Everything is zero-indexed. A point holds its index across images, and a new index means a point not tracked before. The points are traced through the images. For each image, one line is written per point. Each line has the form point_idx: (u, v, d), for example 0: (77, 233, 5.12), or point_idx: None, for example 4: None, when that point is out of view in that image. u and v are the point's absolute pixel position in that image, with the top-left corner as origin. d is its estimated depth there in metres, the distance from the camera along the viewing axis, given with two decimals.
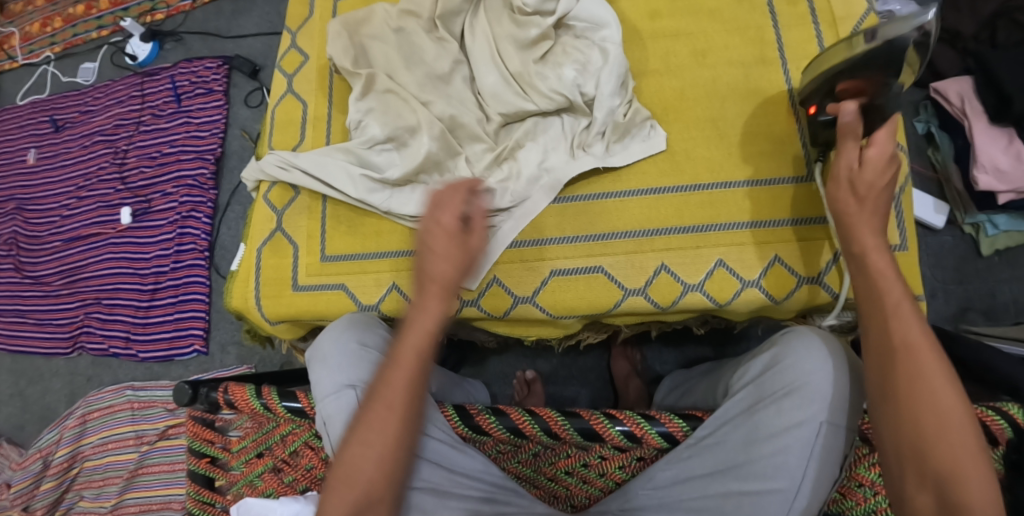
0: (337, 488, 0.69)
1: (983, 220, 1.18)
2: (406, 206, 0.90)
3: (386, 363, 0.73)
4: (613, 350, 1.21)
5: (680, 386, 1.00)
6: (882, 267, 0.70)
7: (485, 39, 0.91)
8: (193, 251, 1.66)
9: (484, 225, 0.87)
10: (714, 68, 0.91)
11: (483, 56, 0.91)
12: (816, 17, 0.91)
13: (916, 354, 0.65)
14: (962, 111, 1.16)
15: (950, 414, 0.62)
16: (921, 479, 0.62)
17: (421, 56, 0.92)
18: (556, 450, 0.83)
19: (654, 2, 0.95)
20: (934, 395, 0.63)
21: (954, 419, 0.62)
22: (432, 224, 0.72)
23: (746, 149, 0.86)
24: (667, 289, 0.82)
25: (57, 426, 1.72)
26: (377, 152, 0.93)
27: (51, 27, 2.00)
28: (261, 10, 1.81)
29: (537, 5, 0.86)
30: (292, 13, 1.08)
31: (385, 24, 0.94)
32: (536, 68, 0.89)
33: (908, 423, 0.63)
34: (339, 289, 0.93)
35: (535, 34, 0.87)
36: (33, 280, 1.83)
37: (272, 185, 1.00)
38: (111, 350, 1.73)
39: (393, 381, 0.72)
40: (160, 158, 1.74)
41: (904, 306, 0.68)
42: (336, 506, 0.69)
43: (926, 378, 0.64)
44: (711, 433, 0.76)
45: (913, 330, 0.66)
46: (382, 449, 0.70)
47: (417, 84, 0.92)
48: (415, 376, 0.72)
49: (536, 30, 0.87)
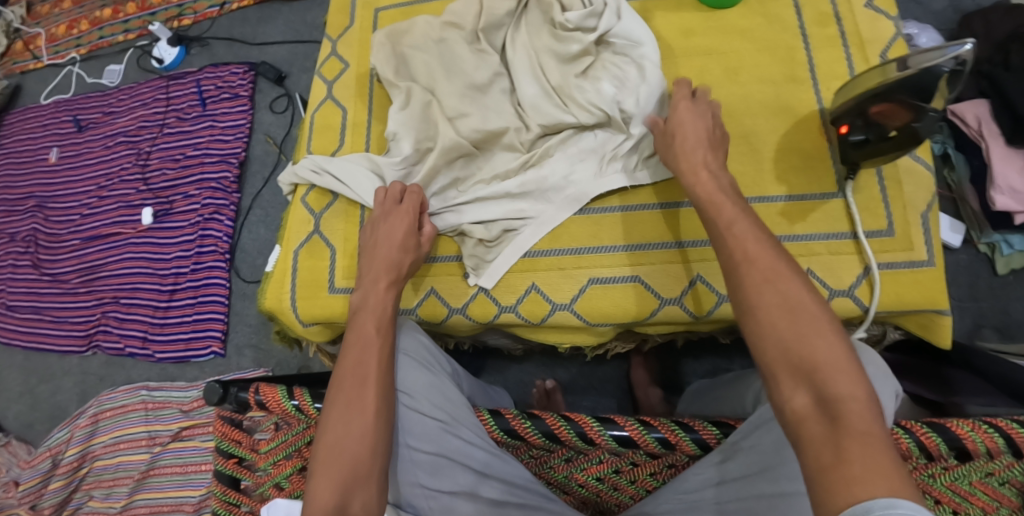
0: (325, 472, 0.70)
1: (999, 240, 1.20)
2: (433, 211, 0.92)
3: (357, 346, 0.79)
4: (632, 359, 1.22)
5: (704, 395, 1.02)
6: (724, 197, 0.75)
7: (525, 51, 0.93)
8: (213, 253, 1.68)
9: (506, 228, 0.90)
10: (747, 86, 0.92)
11: (523, 68, 0.92)
12: (846, 39, 0.93)
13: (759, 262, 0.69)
14: (978, 132, 1.17)
15: (803, 309, 0.65)
16: (792, 379, 0.62)
17: (460, 66, 0.94)
18: (590, 455, 0.84)
19: (689, 21, 0.97)
20: (785, 292, 0.66)
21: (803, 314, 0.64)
22: (381, 236, 0.88)
23: (778, 165, 0.88)
24: (702, 300, 0.84)
25: (68, 425, 1.72)
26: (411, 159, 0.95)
27: (78, 29, 2.04)
28: (286, 18, 1.83)
29: (579, 21, 0.89)
30: (331, 22, 1.11)
31: (426, 34, 0.96)
32: (575, 82, 0.91)
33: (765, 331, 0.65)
34: None
35: (576, 49, 0.90)
36: (51, 278, 1.85)
37: (310, 188, 1.02)
38: (127, 350, 1.73)
39: (363, 362, 0.78)
40: (183, 160, 1.76)
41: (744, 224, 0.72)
42: (322, 486, 0.69)
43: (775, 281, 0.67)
44: (744, 439, 0.77)
45: (752, 245, 0.71)
46: (365, 428, 0.72)
47: (457, 95, 0.93)
48: (387, 356, 0.78)
49: (576, 46, 0.90)
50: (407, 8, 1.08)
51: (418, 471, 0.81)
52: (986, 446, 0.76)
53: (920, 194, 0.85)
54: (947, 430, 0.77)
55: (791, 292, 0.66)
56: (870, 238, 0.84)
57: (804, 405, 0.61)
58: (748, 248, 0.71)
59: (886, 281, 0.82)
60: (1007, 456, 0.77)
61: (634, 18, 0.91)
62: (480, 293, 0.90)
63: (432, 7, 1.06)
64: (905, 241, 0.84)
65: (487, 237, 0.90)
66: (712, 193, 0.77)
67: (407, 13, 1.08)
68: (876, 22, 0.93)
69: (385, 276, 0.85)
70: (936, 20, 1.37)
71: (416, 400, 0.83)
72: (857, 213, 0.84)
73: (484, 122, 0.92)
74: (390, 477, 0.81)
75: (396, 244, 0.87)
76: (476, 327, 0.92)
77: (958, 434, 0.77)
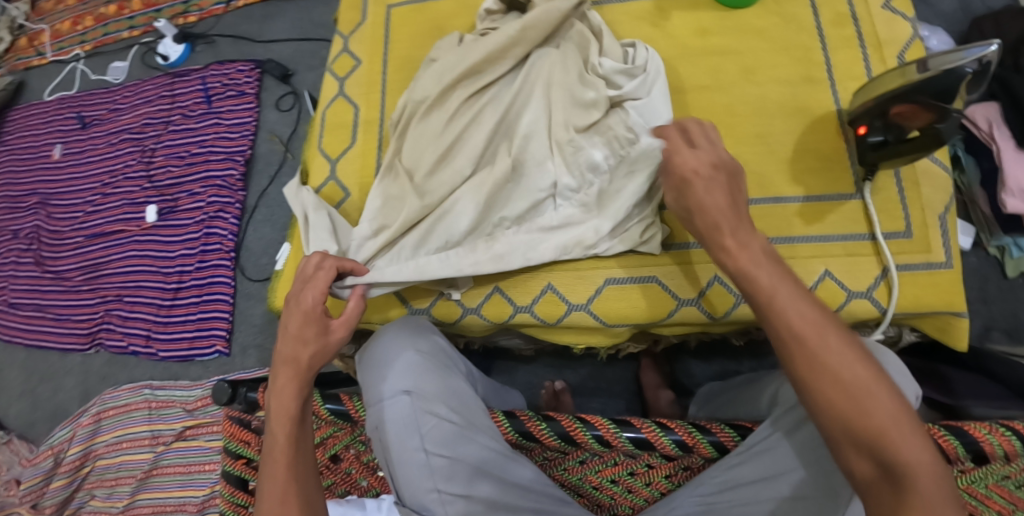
0: None
1: (1008, 243, 1.19)
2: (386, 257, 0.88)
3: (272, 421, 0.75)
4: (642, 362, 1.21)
5: (716, 398, 1.02)
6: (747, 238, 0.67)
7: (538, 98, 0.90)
8: (218, 251, 1.67)
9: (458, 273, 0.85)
10: (763, 86, 0.92)
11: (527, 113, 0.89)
12: (862, 40, 0.92)
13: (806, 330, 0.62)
14: (989, 135, 1.17)
15: (858, 381, 0.60)
16: (859, 452, 0.60)
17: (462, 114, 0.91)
18: (604, 458, 0.85)
19: (705, 21, 0.96)
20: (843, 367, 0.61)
21: (859, 385, 0.60)
22: (295, 299, 0.77)
23: (796, 167, 0.87)
24: (719, 301, 0.83)
25: (70, 424, 1.71)
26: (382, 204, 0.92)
27: (82, 26, 2.03)
28: (292, 16, 1.82)
29: (608, 72, 0.88)
30: (342, 19, 1.11)
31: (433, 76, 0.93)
32: (574, 136, 0.87)
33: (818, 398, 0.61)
34: (388, 291, 0.93)
35: (591, 96, 0.87)
36: (53, 275, 1.84)
37: (321, 185, 1.00)
38: (130, 348, 1.72)
39: (275, 476, 0.72)
40: (188, 158, 1.75)
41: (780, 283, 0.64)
42: None
43: (824, 346, 0.62)
44: (762, 440, 0.77)
45: (794, 312, 0.63)
46: None
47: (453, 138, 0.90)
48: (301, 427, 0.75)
49: (593, 94, 0.87)
50: (420, 5, 1.07)
51: (432, 476, 0.80)
52: (1004, 449, 0.75)
53: (938, 196, 0.84)
54: (964, 433, 0.76)
55: (846, 361, 0.61)
56: (888, 239, 0.83)
57: (870, 474, 0.60)
58: (793, 315, 0.63)
59: (905, 283, 0.82)
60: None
61: (661, 99, 0.87)
62: (496, 293, 0.89)
63: (445, 5, 1.06)
64: (923, 243, 0.82)
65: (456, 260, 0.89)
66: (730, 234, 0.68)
67: (420, 10, 1.07)
68: (893, 23, 0.93)
69: (295, 366, 0.75)
70: (947, 21, 1.36)
71: (428, 402, 0.82)
72: (874, 214, 0.84)
73: (470, 162, 0.88)
74: (404, 482, 0.81)
75: (312, 312, 0.76)
76: (492, 328, 0.91)
77: (975, 437, 0.75)
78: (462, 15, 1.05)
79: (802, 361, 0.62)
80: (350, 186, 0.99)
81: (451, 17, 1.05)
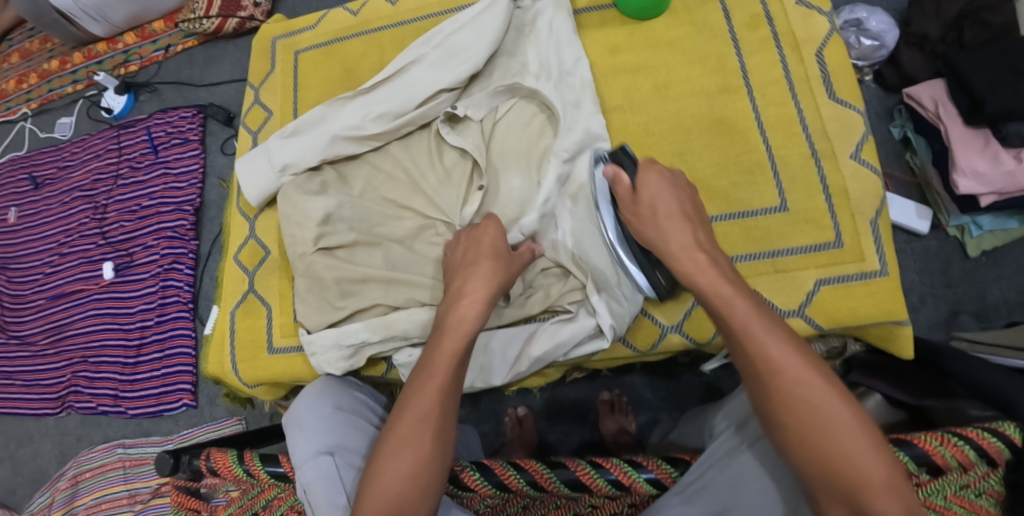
0: None
1: (968, 222, 1.20)
2: (508, 113, 0.92)
3: None
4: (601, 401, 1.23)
5: (682, 423, 1.04)
6: (716, 284, 0.68)
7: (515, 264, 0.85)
8: (177, 304, 1.62)
9: (463, 159, 0.91)
10: (678, 101, 0.91)
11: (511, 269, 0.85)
12: (779, 39, 0.91)
13: (767, 360, 0.64)
14: (937, 115, 1.17)
15: (836, 420, 0.61)
16: (826, 485, 0.60)
17: (429, 253, 0.87)
18: (545, 501, 0.83)
19: (614, 37, 0.95)
20: (826, 434, 0.61)
21: (822, 411, 0.61)
22: None
23: (719, 184, 0.87)
24: (647, 334, 0.87)
25: (48, 489, 1.58)
26: (452, 134, 0.90)
27: (27, 84, 1.92)
28: (231, 57, 1.80)
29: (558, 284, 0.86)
30: (253, 69, 1.08)
31: (378, 196, 0.91)
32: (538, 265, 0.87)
33: (797, 409, 0.62)
34: (301, 351, 0.91)
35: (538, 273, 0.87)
36: (18, 341, 1.71)
37: (241, 246, 0.99)
38: (99, 409, 1.61)
39: None
40: (139, 211, 1.70)
41: (738, 301, 0.67)
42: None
43: (783, 373, 0.63)
44: (697, 479, 0.79)
45: (776, 351, 0.64)
46: None
47: (390, 201, 0.91)
48: None
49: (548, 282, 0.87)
50: (328, 48, 1.04)
51: None
52: (958, 460, 0.74)
53: (868, 201, 0.85)
54: (914, 446, 0.75)
55: (803, 383, 0.63)
56: (804, 252, 0.84)
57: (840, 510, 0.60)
58: (793, 402, 0.62)
59: (839, 296, 0.82)
60: (980, 466, 0.75)
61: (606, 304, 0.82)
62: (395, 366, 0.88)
63: (354, 46, 1.02)
64: (856, 252, 0.83)
65: (489, 138, 0.91)
66: (699, 263, 0.70)
67: (328, 53, 1.03)
68: (809, 19, 0.91)
69: None
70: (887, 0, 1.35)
71: (352, 457, 0.75)
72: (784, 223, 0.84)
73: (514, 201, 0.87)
74: None
75: None
76: None
77: (925, 450, 0.74)
78: (369, 57, 1.01)
79: (786, 436, 0.62)
80: (269, 242, 0.97)
81: (359, 59, 1.02)
